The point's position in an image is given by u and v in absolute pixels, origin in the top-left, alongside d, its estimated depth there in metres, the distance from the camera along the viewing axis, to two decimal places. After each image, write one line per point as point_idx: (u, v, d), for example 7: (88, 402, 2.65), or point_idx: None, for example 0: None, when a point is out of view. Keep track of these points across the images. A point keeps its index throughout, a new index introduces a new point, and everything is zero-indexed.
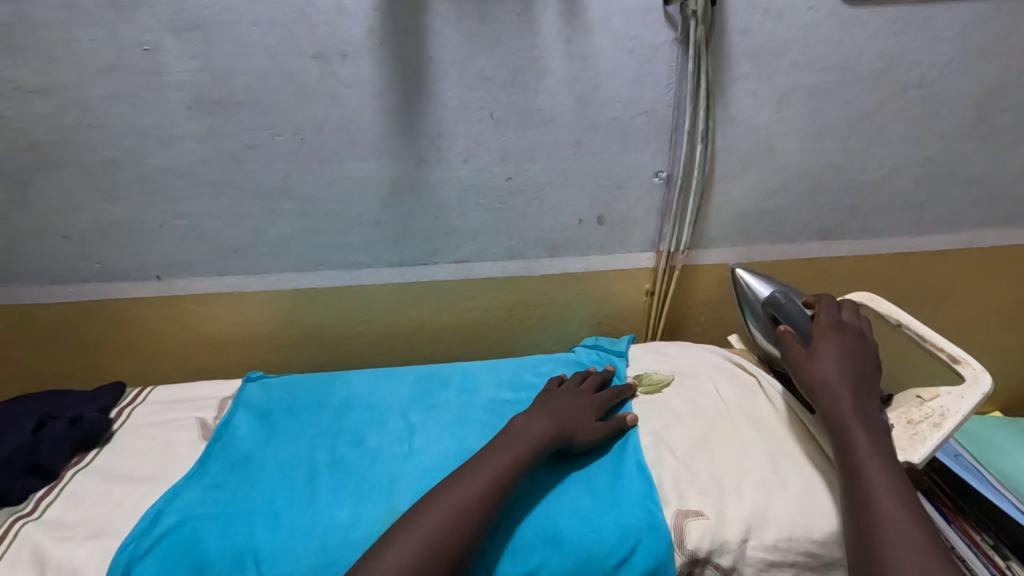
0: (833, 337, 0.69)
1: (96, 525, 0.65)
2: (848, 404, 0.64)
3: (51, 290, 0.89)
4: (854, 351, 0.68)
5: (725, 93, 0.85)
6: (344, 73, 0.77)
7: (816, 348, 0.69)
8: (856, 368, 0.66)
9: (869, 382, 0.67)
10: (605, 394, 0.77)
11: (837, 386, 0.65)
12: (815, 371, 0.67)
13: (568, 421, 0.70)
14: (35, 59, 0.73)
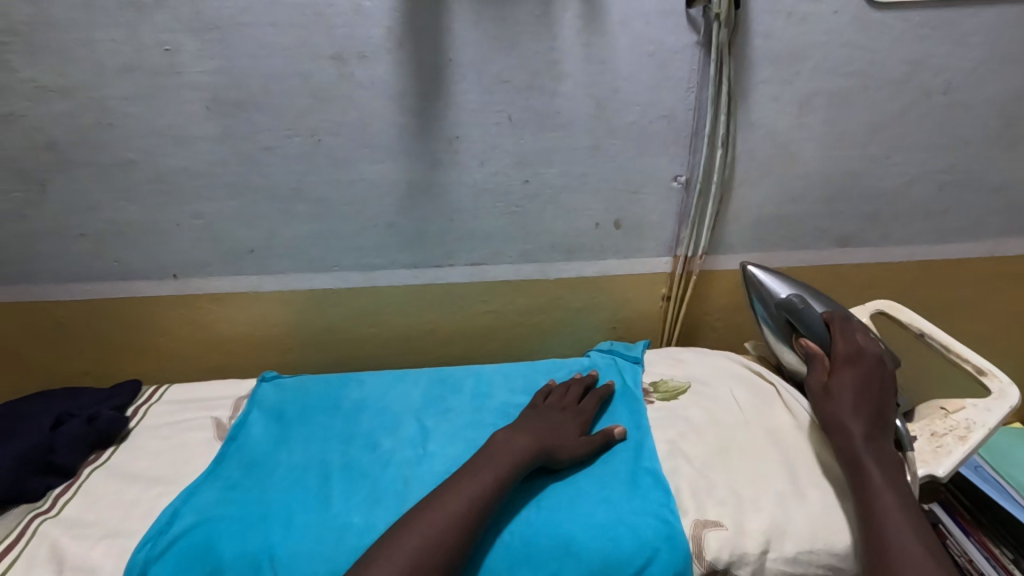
0: (850, 372, 0.67)
1: (111, 525, 0.65)
2: (860, 441, 0.63)
3: (67, 287, 0.89)
4: (872, 386, 0.66)
5: (746, 97, 0.84)
6: (362, 74, 0.77)
7: (833, 383, 0.67)
8: (872, 405, 0.65)
9: (885, 414, 0.65)
10: (591, 404, 0.77)
11: (851, 421, 0.64)
12: (831, 410, 0.66)
13: (547, 438, 0.68)
14: (55, 59, 0.73)
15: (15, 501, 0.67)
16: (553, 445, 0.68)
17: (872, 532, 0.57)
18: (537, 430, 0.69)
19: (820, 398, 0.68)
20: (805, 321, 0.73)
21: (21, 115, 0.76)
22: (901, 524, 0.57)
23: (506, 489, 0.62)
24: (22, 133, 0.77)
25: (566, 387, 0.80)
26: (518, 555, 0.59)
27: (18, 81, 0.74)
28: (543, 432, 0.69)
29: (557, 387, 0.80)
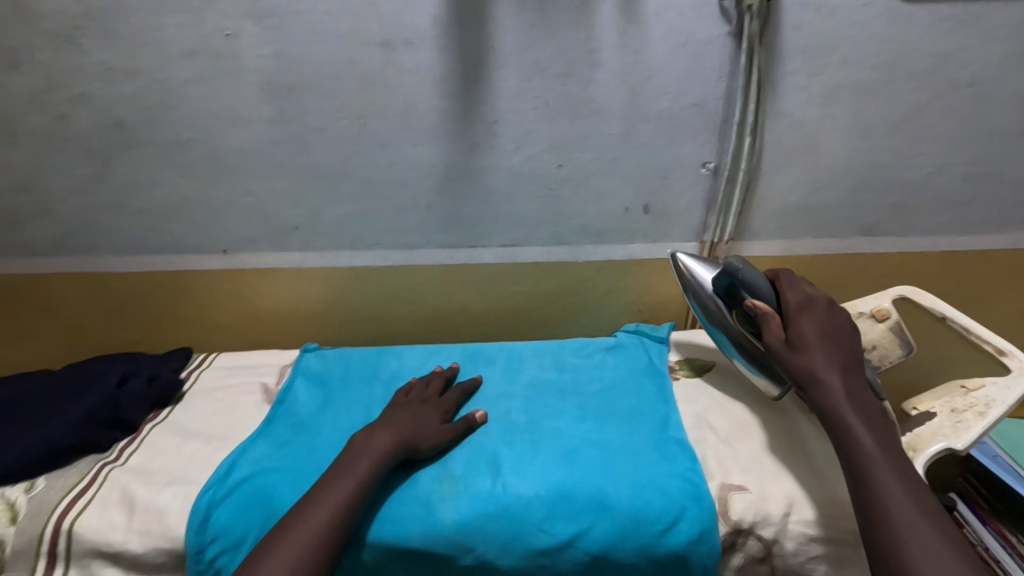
0: (808, 319, 0.69)
1: (173, 474, 0.69)
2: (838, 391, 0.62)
3: (124, 259, 0.94)
4: (832, 329, 0.68)
5: (775, 87, 0.87)
6: (408, 60, 0.81)
7: (796, 332, 0.67)
8: (839, 350, 0.67)
9: (852, 357, 0.67)
10: (451, 395, 0.79)
11: (824, 372, 0.64)
12: (802, 363, 0.65)
13: (408, 429, 0.70)
14: (125, 42, 0.78)
15: (84, 452, 0.72)
16: (415, 436, 0.69)
17: (859, 480, 0.57)
18: (400, 425, 0.70)
19: (786, 352, 0.67)
20: (750, 284, 0.74)
21: (91, 95, 0.81)
22: (885, 473, 0.56)
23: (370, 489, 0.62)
24: (91, 112, 0.82)
25: (426, 380, 0.81)
26: (554, 512, 0.63)
27: (91, 63, 0.79)
28: (405, 424, 0.70)
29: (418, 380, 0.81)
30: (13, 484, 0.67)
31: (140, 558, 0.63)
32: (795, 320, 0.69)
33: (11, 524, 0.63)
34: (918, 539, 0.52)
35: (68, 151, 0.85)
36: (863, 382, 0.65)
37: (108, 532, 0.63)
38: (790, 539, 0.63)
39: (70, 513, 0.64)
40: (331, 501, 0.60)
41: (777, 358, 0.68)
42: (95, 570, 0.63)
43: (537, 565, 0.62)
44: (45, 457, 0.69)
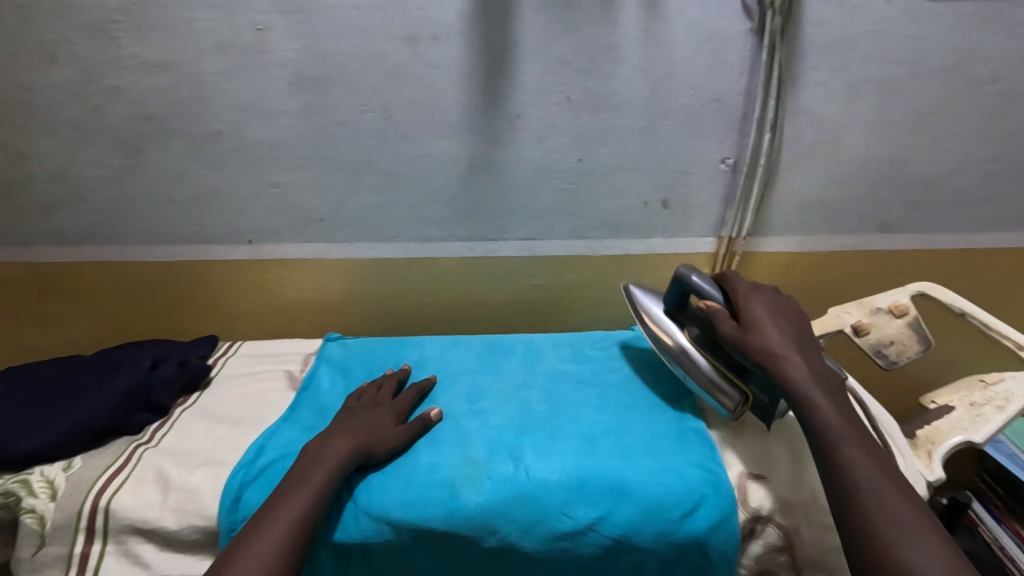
0: (757, 301, 0.71)
1: (205, 456, 0.71)
2: (800, 367, 0.63)
3: (153, 249, 0.96)
4: (781, 309, 0.70)
5: (796, 83, 0.87)
6: (433, 54, 0.83)
7: (747, 314, 0.69)
8: (790, 326, 0.69)
9: (803, 334, 0.68)
10: (405, 398, 0.78)
11: (782, 351, 0.65)
12: (759, 341, 0.66)
13: (363, 435, 0.69)
14: (159, 36, 0.80)
15: (117, 433, 0.74)
16: (369, 442, 0.68)
17: (828, 460, 0.57)
18: (351, 430, 0.69)
19: (741, 334, 0.68)
20: (701, 286, 0.75)
21: (126, 88, 0.84)
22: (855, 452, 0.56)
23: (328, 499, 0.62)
24: (124, 104, 0.85)
25: (378, 385, 0.80)
26: (575, 497, 0.64)
27: (125, 57, 0.81)
28: (359, 430, 0.69)
29: (370, 385, 0.80)
30: (50, 463, 0.69)
31: (174, 535, 0.64)
32: (746, 305, 0.71)
33: (51, 501, 0.65)
34: (891, 520, 0.52)
35: (101, 142, 0.87)
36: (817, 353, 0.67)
37: (144, 509, 0.65)
38: (809, 526, 0.64)
39: (107, 491, 0.66)
40: (299, 502, 0.60)
41: (732, 342, 0.69)
42: (132, 546, 0.65)
43: (559, 549, 0.63)
44: (81, 438, 0.71)
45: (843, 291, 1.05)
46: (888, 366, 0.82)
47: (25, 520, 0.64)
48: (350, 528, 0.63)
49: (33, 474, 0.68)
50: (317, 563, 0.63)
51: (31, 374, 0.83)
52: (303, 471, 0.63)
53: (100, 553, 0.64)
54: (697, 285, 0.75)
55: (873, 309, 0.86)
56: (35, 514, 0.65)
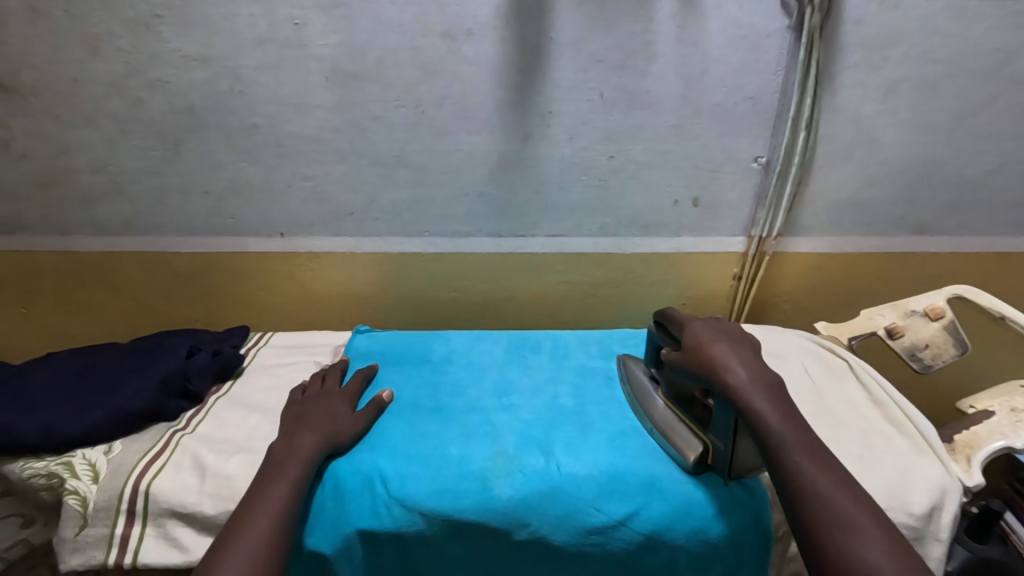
0: (694, 323, 0.69)
1: (240, 443, 0.73)
2: (742, 373, 0.61)
3: (187, 240, 0.98)
4: (720, 328, 0.68)
5: (832, 81, 0.86)
6: (468, 50, 0.84)
7: (686, 335, 0.68)
8: (729, 341, 0.66)
9: (744, 342, 0.66)
10: (352, 385, 0.79)
11: (723, 359, 0.63)
12: (699, 354, 0.64)
13: (322, 428, 0.69)
14: (201, 30, 0.82)
15: (155, 419, 0.76)
16: (331, 433, 0.68)
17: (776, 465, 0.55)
18: (317, 425, 0.69)
19: (681, 357, 0.66)
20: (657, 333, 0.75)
21: (166, 81, 0.85)
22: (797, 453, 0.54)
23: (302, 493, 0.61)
24: (164, 98, 0.86)
25: (322, 377, 0.81)
26: (606, 493, 0.64)
27: (167, 51, 0.83)
28: (317, 424, 0.69)
29: (312, 380, 0.80)
30: (91, 446, 0.71)
31: (211, 520, 0.65)
32: (685, 323, 0.70)
33: (93, 483, 0.67)
34: (833, 525, 0.50)
35: (141, 134, 0.89)
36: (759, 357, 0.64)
37: (182, 494, 0.66)
38: None
39: (147, 475, 0.67)
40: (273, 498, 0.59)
41: (676, 366, 0.67)
42: (170, 528, 0.66)
43: (588, 543, 0.63)
44: (121, 423, 0.73)
45: (876, 294, 1.03)
46: (923, 370, 0.82)
47: (69, 501, 0.65)
48: (383, 518, 0.63)
49: (75, 456, 0.69)
50: (348, 551, 0.63)
51: (71, 361, 0.85)
52: (309, 457, 0.64)
53: (140, 535, 0.65)
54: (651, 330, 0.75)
55: (908, 311, 0.85)
56: (77, 495, 0.66)
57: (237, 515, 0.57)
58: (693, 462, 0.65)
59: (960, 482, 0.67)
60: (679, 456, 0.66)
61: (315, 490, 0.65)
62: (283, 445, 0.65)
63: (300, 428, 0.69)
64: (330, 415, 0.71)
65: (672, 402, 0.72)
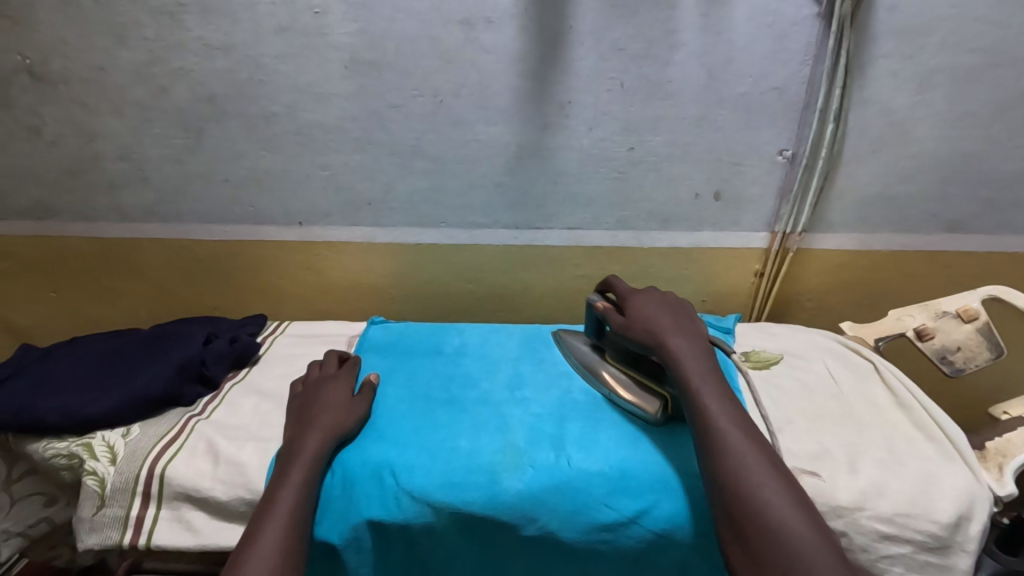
0: (638, 297, 0.75)
1: (253, 431, 0.73)
2: (677, 343, 0.67)
3: (207, 227, 0.99)
4: (659, 297, 0.75)
5: (864, 72, 0.83)
6: (487, 39, 0.83)
7: (627, 306, 0.75)
8: (668, 309, 0.73)
9: (682, 314, 0.72)
10: (352, 375, 0.79)
11: (662, 329, 0.69)
12: (643, 324, 0.71)
13: (330, 419, 0.69)
14: (222, 20, 0.83)
15: (172, 404, 0.77)
16: (337, 424, 0.69)
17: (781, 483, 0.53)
18: (326, 418, 0.69)
19: (628, 327, 0.72)
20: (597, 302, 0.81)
21: (189, 70, 0.86)
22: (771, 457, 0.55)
23: (310, 490, 0.62)
24: (187, 86, 0.87)
25: (320, 364, 0.81)
26: (618, 488, 0.64)
27: (190, 39, 0.84)
28: (325, 415, 0.69)
29: (311, 366, 0.81)
30: (110, 428, 0.73)
31: (224, 505, 0.66)
32: (628, 296, 0.77)
33: (111, 465, 0.68)
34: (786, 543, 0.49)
35: (164, 122, 0.90)
36: (694, 322, 0.72)
37: (196, 478, 0.67)
38: (860, 533, 0.62)
39: (162, 459, 0.68)
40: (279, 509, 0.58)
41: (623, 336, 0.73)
42: (184, 512, 0.67)
43: (598, 540, 0.63)
44: (140, 406, 0.74)
45: (904, 294, 1.00)
46: (954, 374, 0.80)
47: (87, 481, 0.67)
48: (392, 509, 0.63)
49: (95, 438, 0.71)
50: (357, 540, 0.63)
51: (93, 345, 0.86)
52: (318, 457, 0.64)
53: (154, 517, 0.67)
54: (593, 305, 0.80)
55: (939, 313, 0.82)
56: (96, 476, 0.67)
57: (254, 520, 0.58)
58: (657, 414, 0.70)
59: (990, 491, 0.64)
60: (642, 411, 0.71)
61: (325, 479, 0.66)
62: (292, 448, 0.65)
63: (310, 423, 0.69)
64: (336, 400, 0.72)
65: (622, 368, 0.77)
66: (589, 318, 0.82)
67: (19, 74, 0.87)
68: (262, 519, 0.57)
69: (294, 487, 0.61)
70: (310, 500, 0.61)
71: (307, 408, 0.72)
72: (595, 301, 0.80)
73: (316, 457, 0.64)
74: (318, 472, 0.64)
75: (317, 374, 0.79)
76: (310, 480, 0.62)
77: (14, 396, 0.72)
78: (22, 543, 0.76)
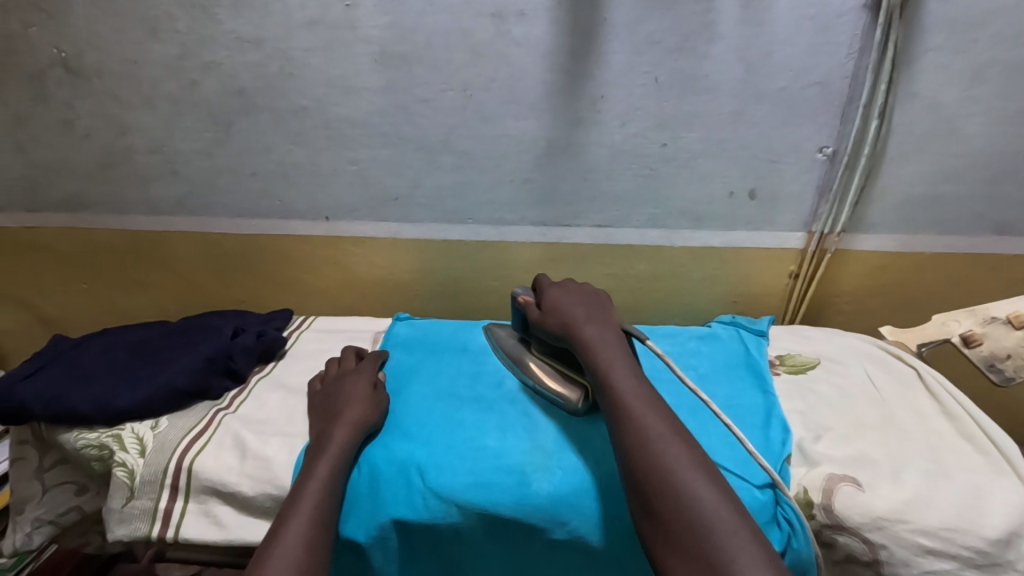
0: (554, 289, 0.76)
1: (279, 426, 0.73)
2: (587, 331, 0.68)
3: (235, 222, 0.99)
4: (576, 288, 0.76)
5: (912, 66, 0.80)
6: (519, 32, 0.81)
7: (545, 298, 0.76)
8: (582, 299, 0.74)
9: (595, 303, 0.74)
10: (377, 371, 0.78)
11: (574, 319, 0.70)
12: (556, 316, 0.72)
13: (356, 416, 0.68)
14: (254, 13, 0.83)
15: (199, 397, 0.77)
16: (363, 421, 0.68)
17: None
18: (352, 415, 0.68)
19: (544, 320, 0.74)
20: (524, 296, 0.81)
21: (220, 63, 0.86)
22: None
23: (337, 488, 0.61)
24: (218, 79, 0.87)
25: (340, 360, 0.81)
26: None
27: (222, 32, 0.84)
28: (351, 411, 0.68)
29: (329, 363, 0.80)
30: (139, 420, 0.73)
31: (251, 500, 0.66)
32: (548, 289, 0.78)
33: (140, 457, 0.68)
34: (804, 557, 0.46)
35: (195, 116, 0.90)
36: (607, 310, 0.73)
37: (223, 472, 0.67)
38: (902, 546, 0.59)
39: (190, 452, 0.68)
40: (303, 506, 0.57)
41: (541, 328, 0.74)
42: (211, 506, 0.67)
43: (627, 547, 0.61)
44: (168, 399, 0.74)
45: (949, 298, 0.95)
46: (1003, 382, 0.77)
47: (117, 473, 0.67)
48: (419, 508, 0.62)
49: (125, 430, 0.71)
50: (383, 539, 0.63)
51: (124, 337, 0.87)
52: (343, 453, 0.64)
53: (182, 511, 0.67)
54: (518, 300, 0.81)
55: (988, 318, 0.78)
56: (125, 468, 0.68)
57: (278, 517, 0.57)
58: (579, 403, 0.70)
59: None
60: (564, 402, 0.71)
61: (351, 475, 0.65)
62: (318, 444, 0.65)
63: (337, 419, 0.68)
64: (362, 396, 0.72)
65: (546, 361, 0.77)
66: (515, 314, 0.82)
67: (55, 68, 0.88)
68: (287, 514, 0.57)
69: (319, 484, 0.60)
70: (335, 498, 0.60)
71: (328, 405, 0.71)
72: (520, 295, 0.81)
73: (342, 454, 0.64)
74: (344, 469, 0.63)
75: (337, 370, 0.78)
76: (336, 477, 0.61)
77: (46, 386, 0.73)
78: (54, 531, 0.76)
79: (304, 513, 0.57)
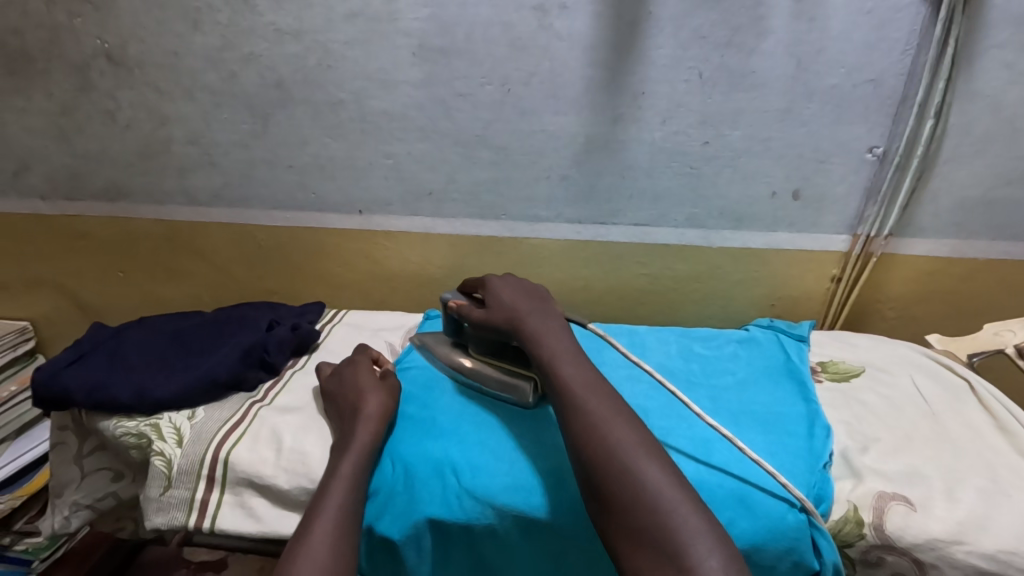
0: (489, 285, 0.75)
1: (312, 421, 0.73)
2: (535, 321, 0.68)
3: (270, 213, 0.99)
4: (516, 282, 0.76)
5: (971, 64, 0.76)
6: (561, 25, 0.79)
7: (485, 295, 0.75)
8: (524, 290, 0.74)
9: (534, 293, 0.74)
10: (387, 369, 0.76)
11: (519, 312, 0.70)
12: (500, 309, 0.71)
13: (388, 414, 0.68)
14: (294, 5, 0.82)
15: (234, 388, 0.78)
16: None
17: None
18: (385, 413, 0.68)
19: (487, 316, 0.72)
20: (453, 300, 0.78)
21: (259, 55, 0.86)
22: None
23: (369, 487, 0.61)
24: (257, 71, 0.87)
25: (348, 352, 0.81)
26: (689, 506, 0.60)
27: (262, 24, 0.84)
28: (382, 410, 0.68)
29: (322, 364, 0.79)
30: (177, 410, 0.74)
31: (285, 494, 0.66)
32: (486, 284, 0.76)
33: (178, 447, 0.69)
34: None
35: (233, 108, 0.91)
36: (550, 298, 0.74)
37: (259, 465, 0.67)
38: (954, 567, 0.57)
39: (227, 444, 0.69)
40: (336, 504, 0.57)
41: (485, 325, 0.72)
42: (246, 498, 0.67)
43: None
44: (205, 389, 0.75)
45: (1000, 306, 0.92)
46: None
47: (155, 462, 0.68)
48: (453, 509, 0.61)
49: (162, 419, 0.72)
50: (417, 539, 0.62)
51: (161, 327, 0.88)
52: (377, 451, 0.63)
53: (218, 502, 0.67)
54: (448, 305, 0.77)
55: None
56: (163, 457, 0.68)
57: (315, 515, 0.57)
58: (533, 397, 0.70)
59: None
60: (517, 399, 0.71)
61: (386, 474, 0.65)
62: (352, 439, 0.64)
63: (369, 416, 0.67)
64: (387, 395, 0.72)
65: (484, 358, 0.75)
66: (447, 318, 0.79)
67: (98, 59, 0.89)
68: (321, 513, 0.57)
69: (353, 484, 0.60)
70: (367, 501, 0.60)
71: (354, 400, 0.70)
72: (449, 299, 0.78)
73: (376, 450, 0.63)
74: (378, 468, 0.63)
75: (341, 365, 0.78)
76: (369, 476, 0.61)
77: (89, 374, 0.74)
78: (91, 515, 0.77)
79: (337, 512, 0.57)
